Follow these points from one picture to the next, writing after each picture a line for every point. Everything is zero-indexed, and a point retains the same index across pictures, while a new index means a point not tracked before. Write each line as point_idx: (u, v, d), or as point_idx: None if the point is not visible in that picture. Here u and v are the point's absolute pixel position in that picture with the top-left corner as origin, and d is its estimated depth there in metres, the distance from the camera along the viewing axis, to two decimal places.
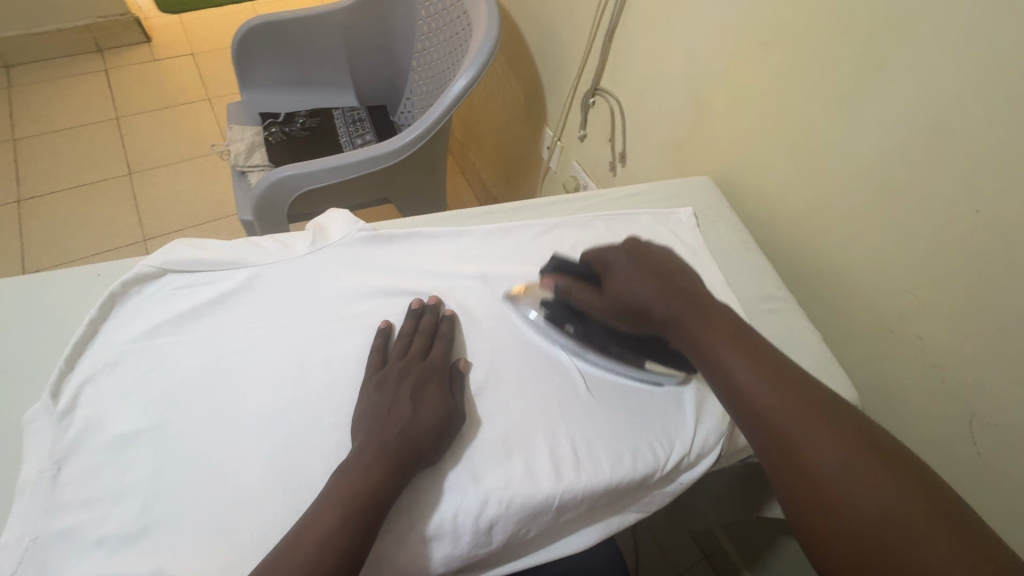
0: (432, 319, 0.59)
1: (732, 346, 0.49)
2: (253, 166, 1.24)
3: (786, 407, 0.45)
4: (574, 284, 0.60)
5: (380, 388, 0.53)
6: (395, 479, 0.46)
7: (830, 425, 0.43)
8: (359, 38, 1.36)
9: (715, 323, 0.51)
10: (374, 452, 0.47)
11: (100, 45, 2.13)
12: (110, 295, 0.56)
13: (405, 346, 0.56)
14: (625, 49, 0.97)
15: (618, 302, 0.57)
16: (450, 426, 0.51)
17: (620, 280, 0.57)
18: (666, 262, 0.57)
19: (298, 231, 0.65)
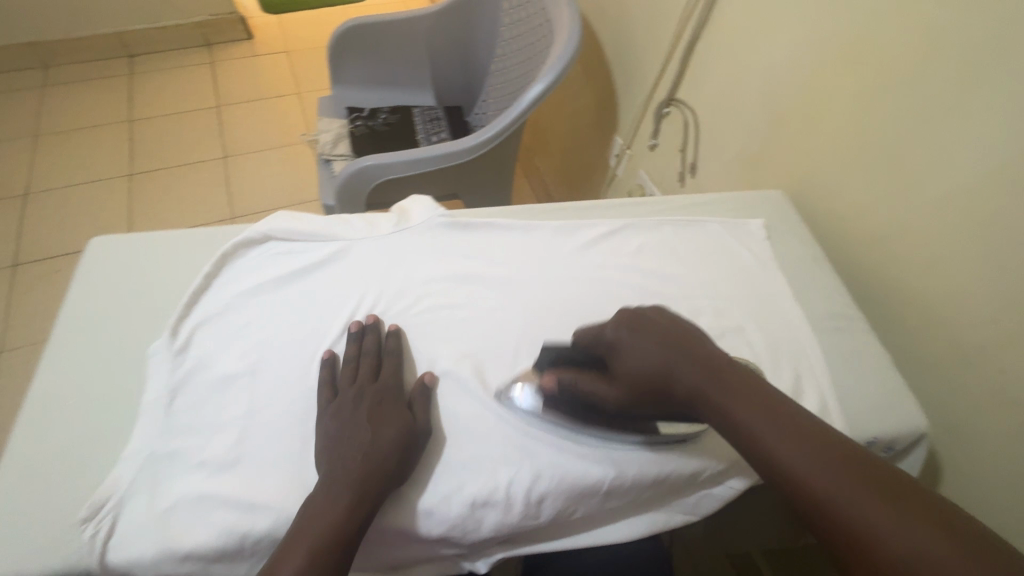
0: (373, 339, 0.58)
1: (735, 396, 0.46)
2: (337, 155, 1.33)
3: (801, 457, 0.42)
4: (579, 376, 0.53)
5: (335, 416, 0.52)
6: (365, 506, 0.46)
7: (854, 472, 0.40)
8: (443, 41, 1.44)
9: (721, 371, 0.48)
10: (337, 483, 0.46)
11: (209, 40, 2.35)
12: (223, 253, 0.63)
13: (354, 372, 0.55)
14: (704, 61, 0.97)
15: (630, 384, 0.51)
16: (415, 441, 0.51)
17: (627, 357, 0.52)
18: (668, 319, 0.54)
19: (383, 213, 0.71)
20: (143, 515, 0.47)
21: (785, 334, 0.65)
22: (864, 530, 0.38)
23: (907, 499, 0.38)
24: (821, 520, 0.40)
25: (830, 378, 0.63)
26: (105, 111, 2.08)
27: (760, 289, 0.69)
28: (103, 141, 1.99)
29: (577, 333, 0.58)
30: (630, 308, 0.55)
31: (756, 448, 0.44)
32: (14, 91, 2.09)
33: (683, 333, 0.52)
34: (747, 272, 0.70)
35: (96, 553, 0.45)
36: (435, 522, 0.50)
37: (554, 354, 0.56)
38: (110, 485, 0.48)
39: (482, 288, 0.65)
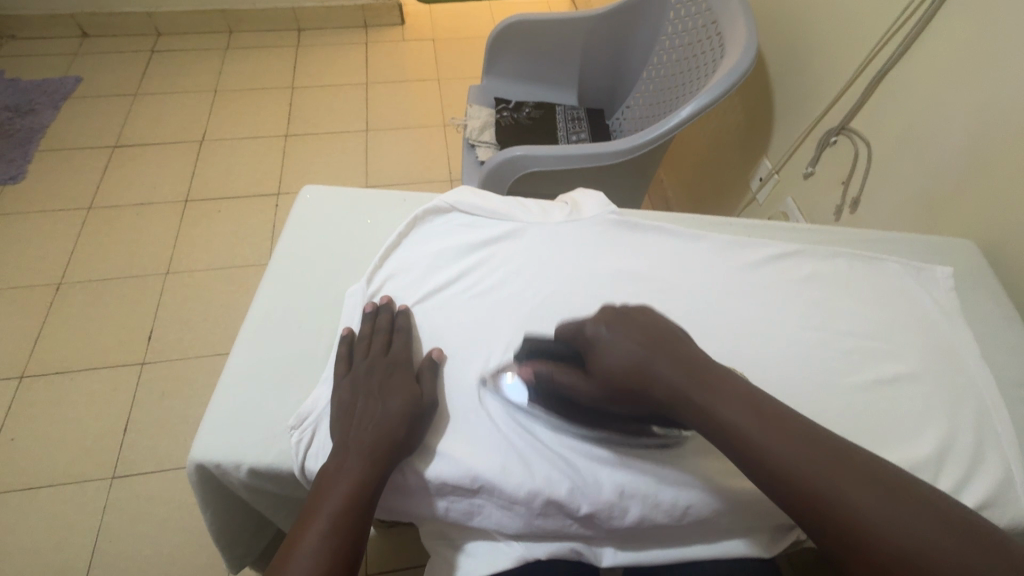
0: (387, 316, 0.61)
1: (726, 402, 0.47)
2: (482, 142, 1.40)
3: (807, 466, 0.43)
4: (556, 368, 0.56)
5: (349, 386, 0.55)
6: (377, 471, 0.49)
7: (864, 479, 0.42)
8: (597, 45, 1.46)
9: (700, 373, 0.50)
10: (352, 451, 0.50)
11: (367, 22, 2.55)
12: (414, 217, 0.69)
13: (366, 347, 0.58)
14: (892, 93, 0.92)
15: (605, 378, 0.53)
16: (422, 413, 0.54)
17: (604, 355, 0.53)
18: (647, 318, 0.55)
19: (555, 202, 0.74)
20: (337, 434, 0.53)
21: (969, 392, 0.60)
22: (864, 522, 0.40)
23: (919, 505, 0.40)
24: (822, 518, 0.41)
25: (1019, 449, 0.58)
26: (272, 77, 2.32)
27: (945, 341, 0.64)
28: (268, 102, 2.23)
29: (563, 326, 0.60)
30: (620, 307, 0.57)
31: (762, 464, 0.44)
32: (204, 50, 2.39)
33: (659, 333, 0.54)
34: (930, 321, 0.66)
35: (298, 458, 0.52)
36: (586, 501, 0.52)
37: (535, 346, 0.59)
38: (313, 402, 0.55)
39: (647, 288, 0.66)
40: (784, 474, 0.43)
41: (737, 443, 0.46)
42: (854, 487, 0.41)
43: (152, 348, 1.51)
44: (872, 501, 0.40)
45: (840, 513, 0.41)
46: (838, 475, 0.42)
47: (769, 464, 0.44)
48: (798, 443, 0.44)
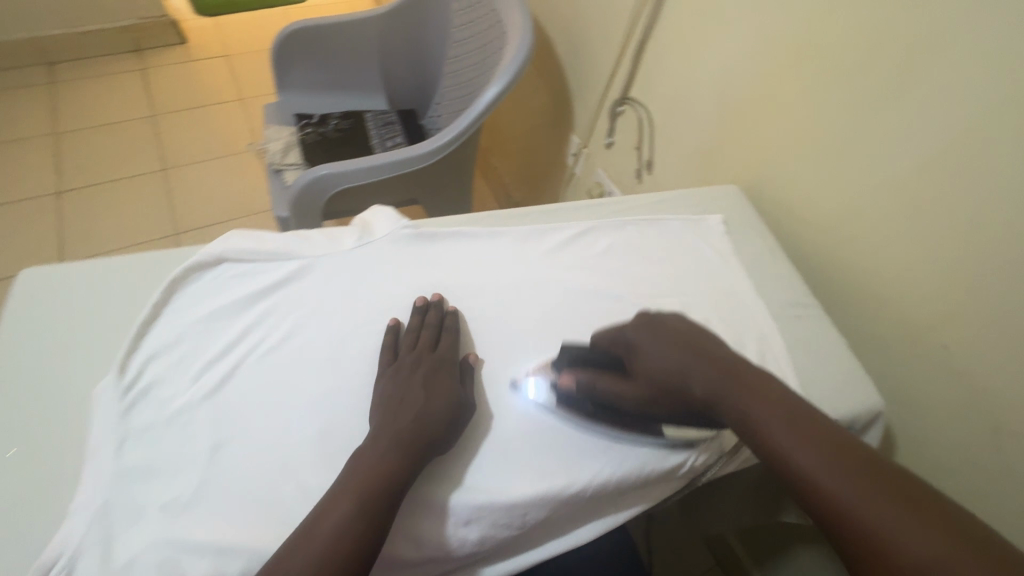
0: (437, 314, 0.62)
1: (776, 413, 0.48)
2: (288, 165, 1.27)
3: (844, 482, 0.42)
4: (598, 376, 0.57)
5: (394, 377, 0.55)
6: (411, 463, 0.49)
7: (889, 493, 0.41)
8: (393, 44, 1.41)
9: (744, 384, 0.50)
10: (393, 438, 0.49)
11: (140, 45, 2.21)
12: (172, 280, 0.59)
13: (415, 340, 0.59)
14: (655, 60, 0.99)
15: (650, 382, 0.55)
16: (462, 414, 0.54)
17: (648, 360, 0.55)
18: (684, 324, 0.57)
19: (345, 227, 0.69)
20: (97, 572, 0.43)
21: (750, 325, 0.67)
22: (888, 538, 0.39)
23: (948, 524, 0.39)
24: (846, 530, 0.41)
25: (792, 365, 0.66)
26: (25, 125, 1.92)
27: (725, 283, 0.71)
28: (25, 157, 1.84)
29: (599, 335, 0.61)
30: (654, 313, 0.59)
31: (793, 468, 0.45)
32: None
33: (697, 337, 0.55)
34: (710, 268, 0.72)
35: None
36: (412, 545, 0.49)
37: (575, 351, 0.60)
38: (61, 542, 0.45)
39: (452, 299, 0.64)
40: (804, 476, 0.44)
41: (780, 457, 0.46)
42: (866, 492, 0.41)
43: None
44: (883, 504, 0.41)
45: (879, 541, 0.39)
46: (849, 475, 0.43)
47: (788, 461, 0.45)
48: (833, 454, 0.44)
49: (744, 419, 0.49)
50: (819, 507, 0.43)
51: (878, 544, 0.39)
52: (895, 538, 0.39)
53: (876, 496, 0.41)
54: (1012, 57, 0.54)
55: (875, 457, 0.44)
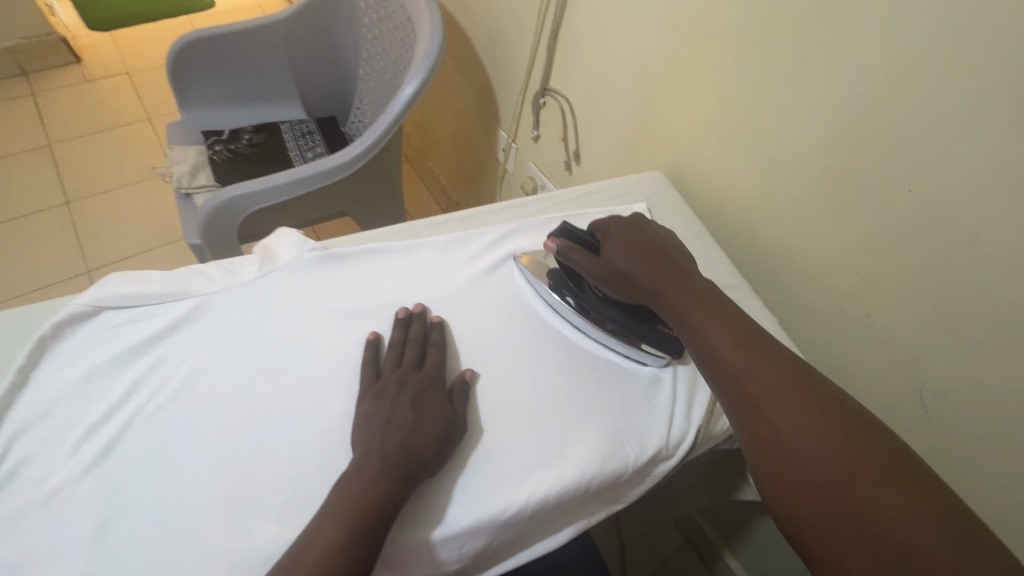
0: (421, 326, 0.59)
1: (716, 316, 0.53)
2: (199, 188, 1.18)
3: (756, 369, 0.48)
4: (575, 249, 0.63)
5: (377, 399, 0.53)
6: (396, 492, 0.46)
7: (793, 385, 0.46)
8: (302, 48, 1.33)
9: (698, 290, 0.56)
10: (376, 466, 0.47)
11: (25, 68, 2.01)
12: (40, 339, 0.53)
13: (399, 356, 0.56)
14: (569, 48, 0.97)
15: (613, 269, 0.61)
16: (454, 433, 0.52)
17: (617, 252, 0.61)
18: (660, 237, 0.64)
19: (245, 256, 0.63)
20: None
21: None
22: (773, 413, 0.45)
23: (846, 422, 0.43)
24: (746, 408, 0.47)
25: None
26: None
27: None
28: None
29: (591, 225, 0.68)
30: (639, 218, 0.66)
31: (713, 353, 0.51)
32: None
33: (670, 250, 0.62)
34: None
35: None
36: None
37: (568, 225, 0.66)
38: None
39: (369, 324, 0.60)
40: (729, 378, 0.49)
41: (703, 347, 0.52)
42: (783, 403, 0.45)
43: None
44: (795, 414, 0.44)
45: (774, 424, 0.45)
46: (773, 386, 0.46)
47: (719, 363, 0.50)
48: (757, 350, 0.49)
49: (693, 325, 0.54)
50: (735, 402, 0.48)
51: (783, 446, 0.44)
52: (795, 440, 0.43)
53: (791, 405, 0.45)
54: (897, 25, 0.54)
55: (800, 363, 0.48)
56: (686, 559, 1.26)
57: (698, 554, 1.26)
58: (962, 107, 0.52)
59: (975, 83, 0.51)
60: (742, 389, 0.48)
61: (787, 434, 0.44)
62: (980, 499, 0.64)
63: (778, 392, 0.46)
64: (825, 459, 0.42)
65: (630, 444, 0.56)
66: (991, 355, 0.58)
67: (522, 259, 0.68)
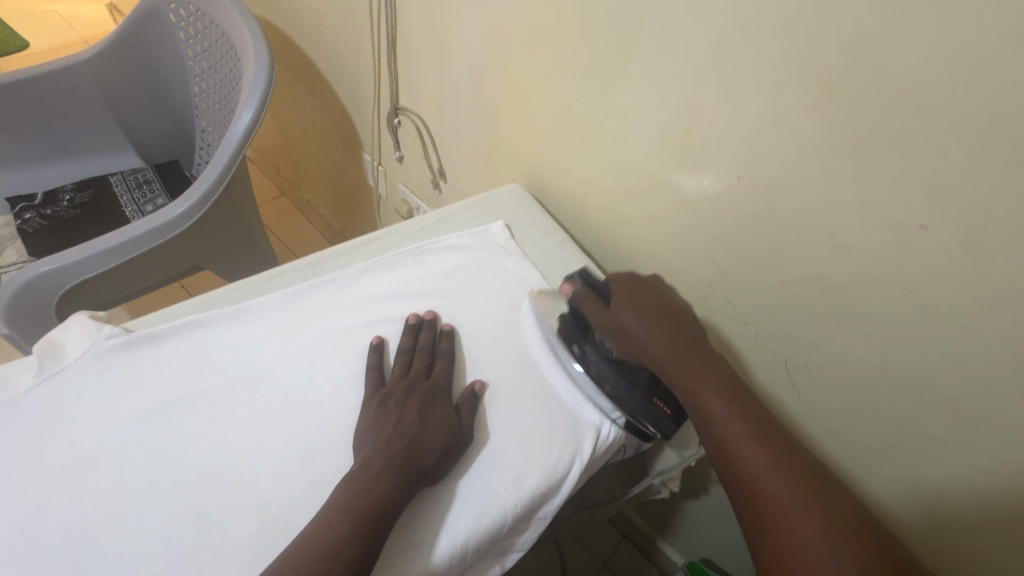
0: (430, 335, 0.62)
1: (726, 400, 0.53)
2: (7, 266, 1.00)
3: (763, 463, 0.49)
4: (588, 302, 0.62)
5: (382, 405, 0.54)
6: (399, 496, 0.48)
7: (801, 478, 0.48)
8: (119, 89, 1.17)
9: (715, 371, 0.55)
10: (385, 466, 0.49)
11: None
12: None
13: (406, 364, 0.58)
14: (410, 64, 0.92)
15: (622, 336, 0.59)
16: (457, 442, 0.53)
17: (627, 315, 0.59)
18: (681, 311, 0.61)
19: (22, 359, 0.53)
20: None
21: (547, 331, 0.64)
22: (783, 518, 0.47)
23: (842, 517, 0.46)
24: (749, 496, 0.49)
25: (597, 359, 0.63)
26: None
27: (516, 295, 0.68)
28: None
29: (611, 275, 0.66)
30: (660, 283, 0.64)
31: (722, 440, 0.51)
32: None
33: (682, 319, 0.60)
34: (500, 280, 0.69)
35: None
36: None
37: (582, 274, 0.65)
38: None
39: (195, 413, 0.52)
40: (723, 441, 0.51)
41: (716, 433, 0.52)
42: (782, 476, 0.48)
43: None
44: (786, 483, 0.48)
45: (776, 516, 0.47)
46: (758, 452, 0.50)
47: (727, 447, 0.51)
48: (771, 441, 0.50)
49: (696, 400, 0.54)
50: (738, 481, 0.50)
51: (776, 518, 0.47)
52: (783, 507, 0.47)
53: (786, 481, 0.48)
54: (695, 21, 0.54)
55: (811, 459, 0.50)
56: (627, 556, 1.25)
57: (637, 548, 1.26)
58: (764, 93, 0.53)
59: (769, 68, 0.52)
60: (740, 470, 0.50)
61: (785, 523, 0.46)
62: (852, 460, 0.67)
63: (787, 487, 0.48)
64: (807, 525, 0.46)
65: (528, 478, 0.54)
66: (834, 325, 0.60)
67: (535, 293, 0.66)
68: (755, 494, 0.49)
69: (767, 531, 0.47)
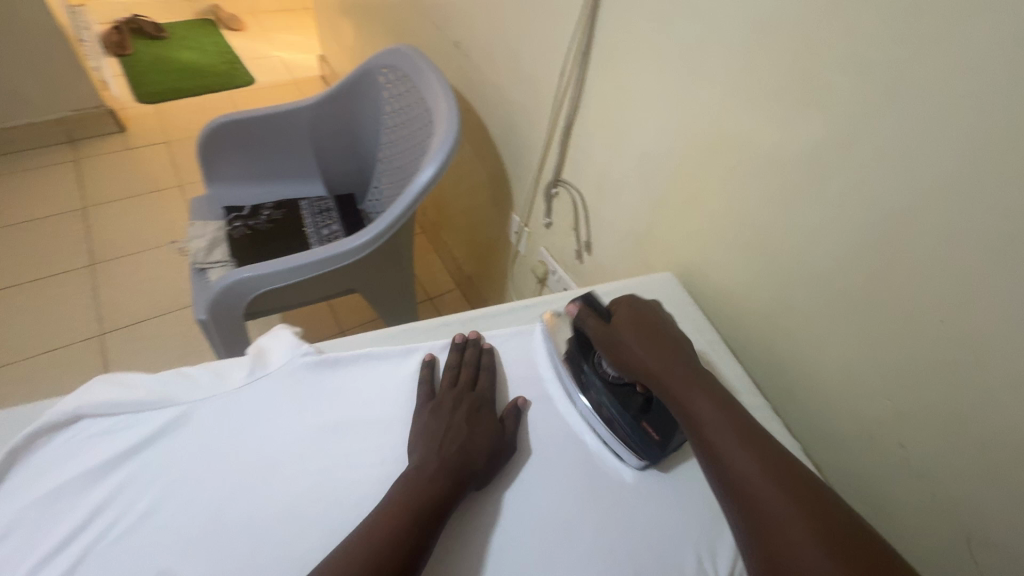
0: (474, 351, 0.69)
1: (707, 398, 0.58)
2: (213, 263, 1.20)
3: (745, 457, 0.52)
4: (590, 319, 0.70)
5: (434, 414, 0.61)
6: (452, 497, 0.54)
7: (784, 477, 0.50)
8: (325, 131, 1.38)
9: (697, 378, 0.61)
10: (438, 467, 0.55)
11: (74, 135, 2.16)
12: (12, 450, 0.50)
13: (454, 377, 0.65)
14: (581, 144, 0.98)
15: (613, 345, 0.67)
16: (503, 449, 0.60)
17: (622, 323, 0.68)
18: (665, 328, 0.68)
19: (237, 358, 0.62)
20: None
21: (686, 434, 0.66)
22: (765, 506, 0.48)
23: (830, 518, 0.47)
24: (734, 487, 0.51)
25: None
26: None
27: None
28: None
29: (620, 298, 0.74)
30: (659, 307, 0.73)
31: (702, 435, 0.55)
32: None
33: (667, 333, 0.67)
34: None
35: None
36: None
37: (589, 296, 0.73)
38: None
39: (363, 438, 0.59)
40: (705, 435, 0.55)
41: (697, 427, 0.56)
42: (746, 463, 0.51)
43: None
44: (767, 478, 0.50)
45: (756, 503, 0.49)
46: (743, 452, 0.52)
47: (713, 444, 0.54)
48: (749, 443, 0.53)
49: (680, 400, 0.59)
50: (722, 473, 0.52)
51: (758, 506, 0.49)
52: (766, 503, 0.48)
53: (764, 475, 0.50)
54: (913, 155, 0.52)
55: (795, 461, 0.52)
56: None
57: None
58: (988, 238, 0.49)
59: (997, 218, 0.48)
60: (725, 468, 0.52)
61: (768, 514, 0.48)
62: None
63: (767, 479, 0.50)
64: (796, 527, 0.46)
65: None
66: None
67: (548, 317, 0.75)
68: (746, 495, 0.50)
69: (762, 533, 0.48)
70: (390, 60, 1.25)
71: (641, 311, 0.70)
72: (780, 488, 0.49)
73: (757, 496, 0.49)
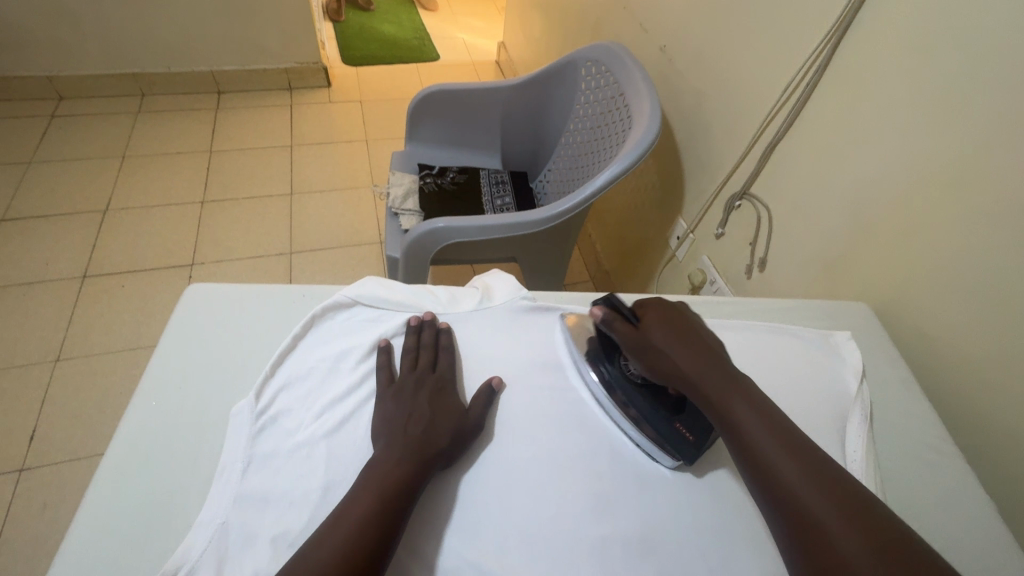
0: (430, 333, 0.69)
1: (751, 407, 0.57)
2: (405, 210, 1.38)
3: (795, 471, 0.51)
4: (618, 320, 0.67)
5: (395, 399, 0.62)
6: (418, 479, 0.55)
7: (836, 493, 0.49)
8: (516, 111, 1.50)
9: (737, 387, 0.59)
10: (397, 453, 0.56)
11: (292, 84, 2.53)
12: (313, 316, 0.68)
13: (413, 361, 0.66)
14: (784, 161, 0.98)
15: (643, 348, 0.64)
16: (466, 431, 0.61)
17: (652, 328, 0.65)
18: (699, 334, 0.65)
19: (468, 289, 0.77)
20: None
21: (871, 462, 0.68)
22: (820, 521, 0.48)
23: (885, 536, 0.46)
24: (787, 505, 0.50)
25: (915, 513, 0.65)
26: (189, 140, 2.22)
27: (843, 407, 0.74)
28: (183, 167, 2.11)
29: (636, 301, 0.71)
30: (686, 310, 0.70)
31: (747, 448, 0.55)
32: (112, 115, 2.27)
33: (702, 339, 0.64)
34: (828, 391, 0.75)
35: None
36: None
37: (611, 296, 0.70)
38: (183, 554, 0.51)
39: (559, 378, 0.70)
40: (751, 450, 0.54)
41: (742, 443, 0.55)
42: (796, 475, 0.51)
43: (33, 450, 1.38)
44: (818, 494, 0.49)
45: (809, 518, 0.49)
46: (785, 458, 0.52)
47: (759, 459, 0.54)
48: (795, 457, 0.52)
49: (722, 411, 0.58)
50: (771, 491, 0.52)
51: (809, 519, 0.48)
52: (819, 519, 0.48)
53: (816, 490, 0.49)
54: None
55: (848, 478, 0.51)
56: None
57: None
58: None
59: None
60: (775, 483, 0.52)
61: (819, 527, 0.48)
62: None
63: (817, 493, 0.49)
64: (846, 536, 0.46)
65: None
66: None
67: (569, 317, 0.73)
68: (792, 504, 0.50)
69: (806, 539, 0.48)
70: (596, 55, 1.33)
71: (671, 316, 0.67)
72: (831, 503, 0.48)
73: (809, 511, 0.49)
